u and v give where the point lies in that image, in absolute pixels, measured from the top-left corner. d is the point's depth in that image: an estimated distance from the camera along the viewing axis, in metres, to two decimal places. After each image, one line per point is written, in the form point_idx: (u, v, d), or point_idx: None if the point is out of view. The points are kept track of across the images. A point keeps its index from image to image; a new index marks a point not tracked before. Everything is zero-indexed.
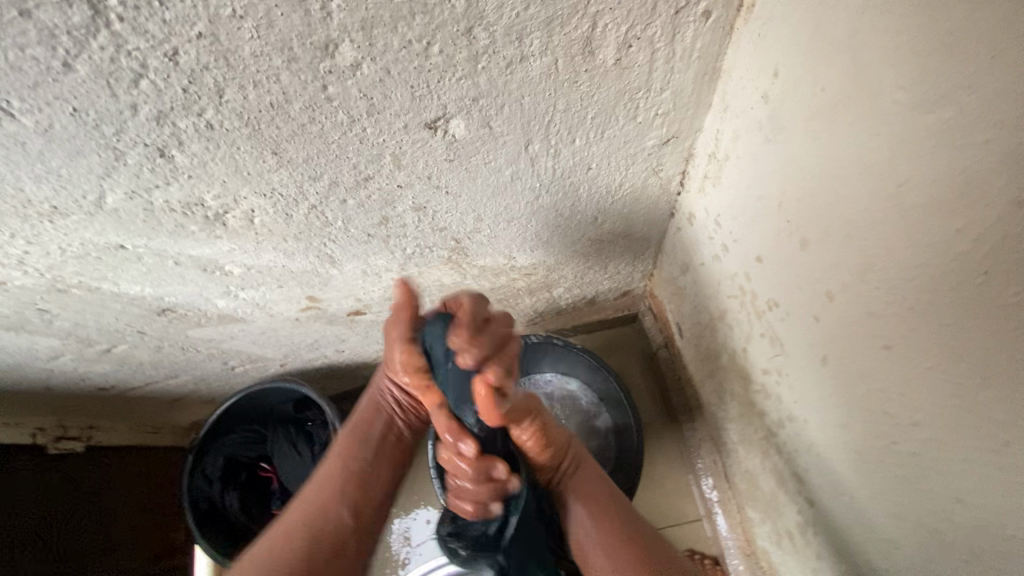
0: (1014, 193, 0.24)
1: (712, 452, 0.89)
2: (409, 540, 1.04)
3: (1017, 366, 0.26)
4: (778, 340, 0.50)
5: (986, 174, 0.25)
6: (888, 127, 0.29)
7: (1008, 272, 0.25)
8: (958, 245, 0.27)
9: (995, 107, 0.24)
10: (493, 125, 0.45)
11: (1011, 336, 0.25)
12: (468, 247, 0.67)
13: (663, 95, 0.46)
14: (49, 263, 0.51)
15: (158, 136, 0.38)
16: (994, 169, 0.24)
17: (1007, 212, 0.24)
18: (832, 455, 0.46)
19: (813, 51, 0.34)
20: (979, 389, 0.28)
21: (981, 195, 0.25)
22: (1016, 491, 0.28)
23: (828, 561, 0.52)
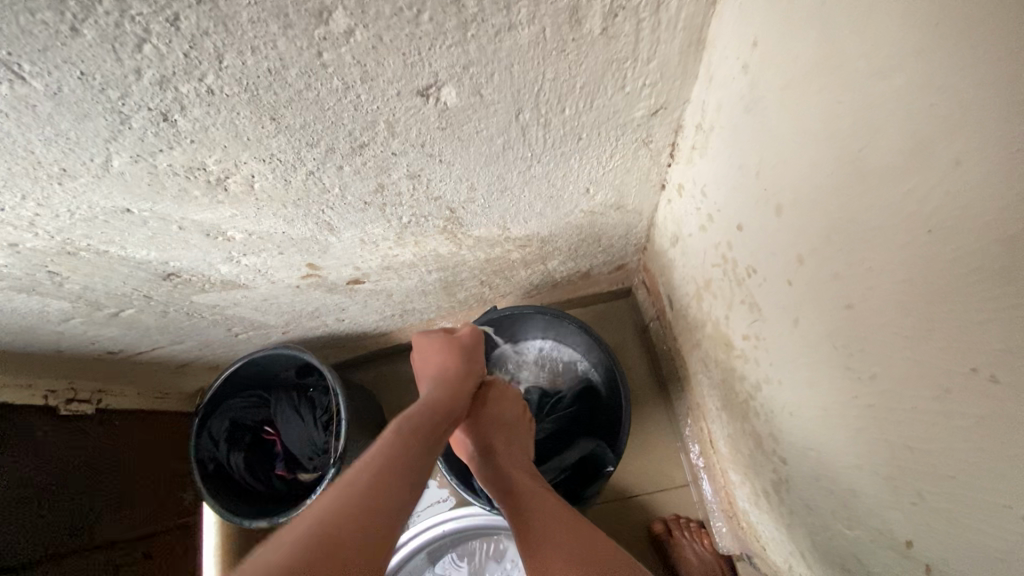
0: (957, 154, 0.25)
1: (699, 420, 0.93)
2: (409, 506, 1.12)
3: (957, 316, 0.28)
4: (756, 307, 0.52)
5: (934, 137, 0.26)
6: (852, 95, 0.31)
7: (950, 229, 0.27)
8: (910, 206, 0.29)
9: (941, 73, 0.25)
10: (484, 93, 0.46)
11: (952, 287, 0.28)
12: (462, 217, 0.69)
13: (650, 66, 0.48)
14: (59, 226, 0.53)
15: (161, 101, 0.40)
16: (941, 132, 0.26)
17: (951, 172, 0.26)
18: (802, 414, 0.48)
19: (787, 22, 0.35)
20: (926, 340, 0.30)
21: (929, 159, 0.27)
22: (955, 435, 0.30)
23: (798, 515, 0.55)
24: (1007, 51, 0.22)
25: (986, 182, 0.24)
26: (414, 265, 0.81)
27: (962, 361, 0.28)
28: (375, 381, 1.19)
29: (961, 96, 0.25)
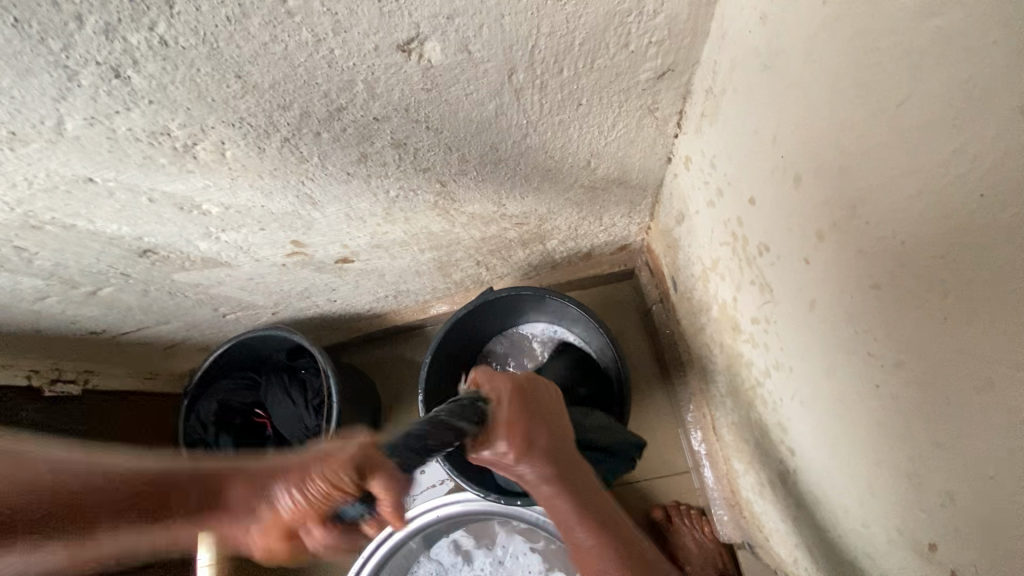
0: (1019, 105, 0.21)
1: (702, 406, 0.90)
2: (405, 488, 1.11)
3: (1006, 296, 0.24)
4: (767, 287, 0.48)
5: (990, 83, 0.22)
6: (890, 40, 0.27)
7: (1004, 194, 0.23)
8: (956, 168, 0.25)
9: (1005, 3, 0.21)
10: (472, 49, 0.42)
11: (1004, 262, 0.24)
12: (455, 192, 0.65)
13: (656, 21, 0.43)
14: (18, 196, 0.50)
15: (111, 54, 0.36)
16: (1001, 77, 0.22)
17: (1008, 126, 0.22)
18: (814, 402, 0.45)
19: None
20: (965, 325, 0.27)
21: (982, 112, 0.23)
22: (997, 431, 0.27)
23: (806, 509, 0.52)
24: None
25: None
26: (406, 244, 0.77)
27: (1011, 349, 0.24)
28: (370, 363, 1.16)
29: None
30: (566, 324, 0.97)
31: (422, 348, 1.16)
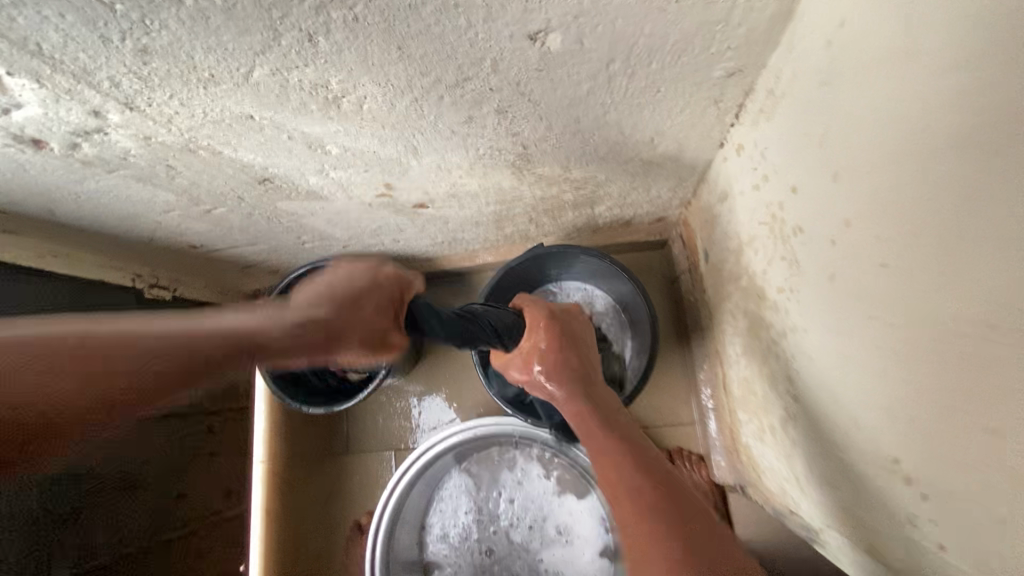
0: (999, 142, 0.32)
1: (715, 366, 1.02)
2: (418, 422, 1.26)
3: (977, 271, 0.35)
4: (795, 262, 0.59)
5: (985, 124, 0.33)
6: (928, 83, 0.37)
7: (986, 200, 0.34)
8: (956, 180, 0.36)
9: (1005, 71, 0.32)
10: (585, 42, 0.51)
11: (977, 246, 0.35)
12: (532, 155, 0.75)
13: (737, 31, 0.52)
14: (190, 124, 0.60)
15: (313, 24, 0.46)
16: (992, 121, 0.33)
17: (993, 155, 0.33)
18: (821, 357, 0.57)
19: (879, 8, 0.41)
20: (944, 293, 0.38)
21: (984, 146, 0.33)
22: (954, 369, 0.38)
23: (800, 444, 0.65)
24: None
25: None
26: (477, 196, 0.88)
27: (973, 309, 0.36)
28: None
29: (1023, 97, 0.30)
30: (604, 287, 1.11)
31: (465, 292, 1.28)
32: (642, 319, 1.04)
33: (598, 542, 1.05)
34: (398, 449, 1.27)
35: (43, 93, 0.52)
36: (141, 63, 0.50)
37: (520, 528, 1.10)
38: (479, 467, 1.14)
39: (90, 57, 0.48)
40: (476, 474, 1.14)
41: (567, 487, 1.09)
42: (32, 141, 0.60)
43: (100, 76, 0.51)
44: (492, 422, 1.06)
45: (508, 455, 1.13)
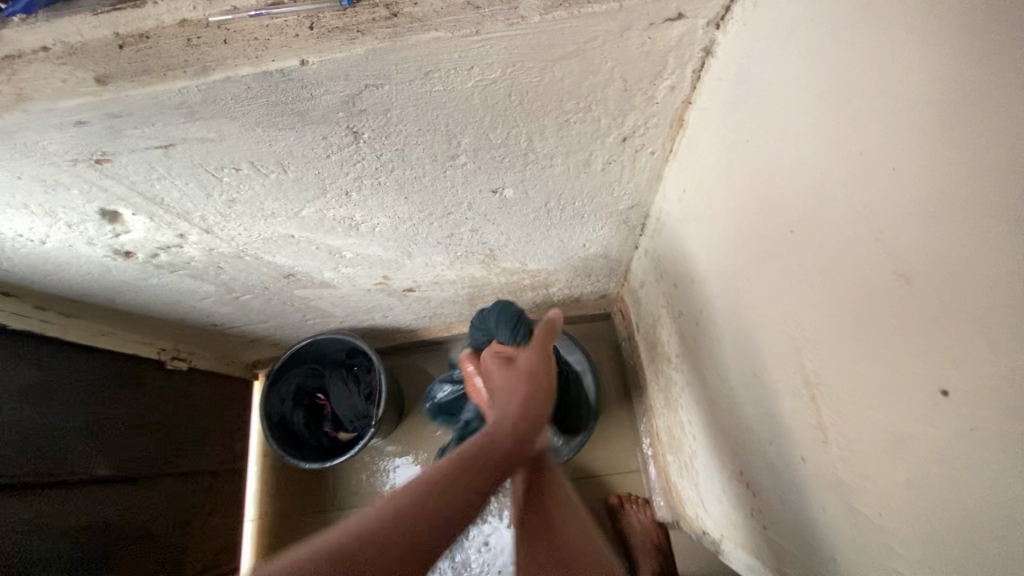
0: (740, 274, 0.59)
1: (652, 417, 1.23)
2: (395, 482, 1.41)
3: (744, 347, 0.60)
4: (685, 335, 0.84)
5: (736, 264, 0.59)
6: (717, 235, 0.64)
7: (741, 305, 0.59)
8: (732, 292, 0.62)
9: (736, 238, 0.58)
10: (529, 192, 0.78)
11: (742, 331, 0.60)
12: (497, 255, 1.00)
13: (629, 184, 0.80)
14: (245, 241, 0.83)
15: (350, 186, 0.71)
16: (737, 263, 0.59)
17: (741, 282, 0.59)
18: (704, 403, 0.80)
19: (695, 187, 0.68)
20: (738, 359, 0.63)
21: (739, 278, 0.59)
22: (747, 405, 0.63)
23: (704, 473, 0.86)
24: (747, 239, 0.55)
25: (754, 297, 0.56)
26: (454, 283, 1.12)
27: (747, 368, 0.61)
28: (400, 368, 1.48)
29: (745, 265, 0.57)
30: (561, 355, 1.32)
31: (443, 359, 1.48)
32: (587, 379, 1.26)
33: None
34: None
35: (149, 224, 0.74)
36: (227, 208, 0.73)
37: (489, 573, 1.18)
38: None
39: (192, 205, 0.71)
40: None
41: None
42: (124, 253, 0.81)
43: (194, 214, 0.73)
44: None
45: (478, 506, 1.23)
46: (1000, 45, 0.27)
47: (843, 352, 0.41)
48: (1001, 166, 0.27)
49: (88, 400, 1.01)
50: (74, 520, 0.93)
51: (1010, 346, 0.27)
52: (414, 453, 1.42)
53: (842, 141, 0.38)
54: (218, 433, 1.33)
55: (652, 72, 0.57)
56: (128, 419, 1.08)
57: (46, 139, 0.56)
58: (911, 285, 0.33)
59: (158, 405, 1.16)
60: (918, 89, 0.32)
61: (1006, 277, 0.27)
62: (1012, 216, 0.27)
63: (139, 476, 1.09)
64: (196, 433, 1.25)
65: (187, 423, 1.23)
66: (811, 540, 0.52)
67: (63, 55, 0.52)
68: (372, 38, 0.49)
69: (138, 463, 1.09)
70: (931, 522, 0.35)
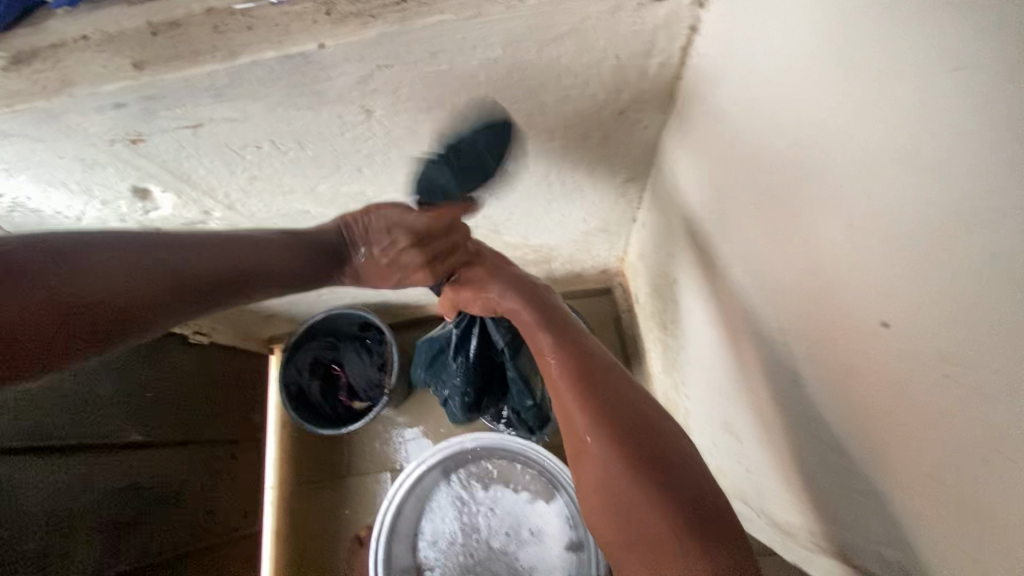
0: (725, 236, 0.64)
1: (652, 385, 1.29)
2: (406, 450, 1.48)
3: (732, 304, 0.65)
4: (681, 301, 0.89)
5: (723, 228, 0.64)
6: (706, 203, 0.69)
7: (728, 265, 0.64)
8: (720, 255, 0.67)
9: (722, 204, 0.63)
10: (530, 167, 0.83)
11: (730, 290, 0.65)
12: (500, 229, 1.05)
13: (625, 157, 0.84)
14: (265, 218, 0.89)
15: (363, 162, 0.76)
16: (724, 227, 0.64)
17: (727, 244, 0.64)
18: (698, 362, 0.85)
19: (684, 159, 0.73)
20: (727, 317, 0.68)
21: (724, 240, 0.64)
22: (735, 359, 0.68)
23: (698, 429, 0.92)
24: (731, 203, 0.60)
25: (738, 257, 0.60)
26: None
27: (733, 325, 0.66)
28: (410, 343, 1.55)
29: (730, 227, 0.62)
30: None
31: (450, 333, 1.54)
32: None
33: (564, 538, 1.19)
34: (394, 469, 1.47)
35: (177, 200, 0.80)
36: (248, 184, 0.78)
37: (498, 536, 1.24)
38: (463, 482, 1.30)
39: (216, 182, 0.76)
40: (459, 489, 1.29)
41: (539, 494, 1.25)
42: (153, 229, 0.86)
43: (219, 191, 0.79)
44: (469, 441, 1.23)
45: (487, 471, 1.29)
46: (906, 22, 0.32)
47: (808, 299, 0.46)
48: (913, 124, 0.32)
49: (125, 372, 1.09)
50: (113, 482, 1.02)
51: (930, 275, 0.32)
52: (425, 422, 1.49)
53: (801, 109, 0.43)
54: (238, 404, 1.40)
55: (642, 50, 0.61)
56: (159, 390, 1.16)
57: (87, 121, 0.61)
58: (859, 234, 0.38)
59: (183, 377, 1.23)
60: (858, 59, 0.36)
61: (925, 216, 0.32)
62: (925, 167, 0.32)
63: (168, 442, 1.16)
64: (217, 404, 1.33)
65: (209, 394, 1.30)
66: (789, 474, 0.57)
67: (102, 43, 0.57)
68: (385, 22, 0.54)
69: (165, 430, 1.16)
70: (879, 439, 0.40)
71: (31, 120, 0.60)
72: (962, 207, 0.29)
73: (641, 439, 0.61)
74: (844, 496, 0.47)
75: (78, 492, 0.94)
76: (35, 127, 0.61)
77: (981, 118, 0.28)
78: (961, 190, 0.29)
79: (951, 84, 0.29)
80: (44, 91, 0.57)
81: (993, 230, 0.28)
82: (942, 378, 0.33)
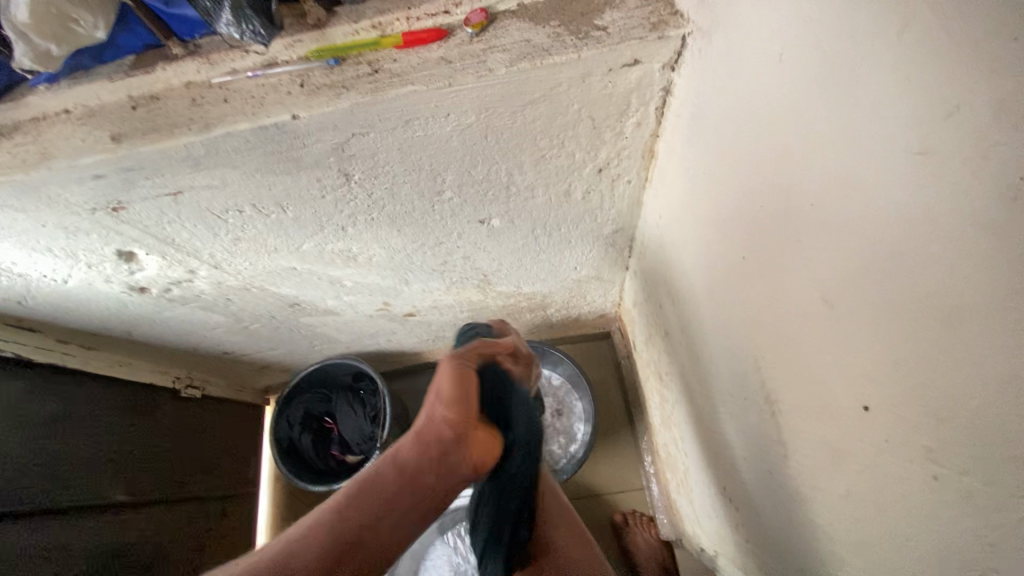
0: (707, 296, 0.62)
1: (651, 435, 1.25)
2: None
3: (718, 365, 0.63)
4: (672, 354, 0.87)
5: (704, 287, 0.63)
6: (689, 261, 0.67)
7: (712, 325, 0.62)
8: (704, 314, 0.65)
9: (703, 262, 0.61)
10: (515, 220, 0.82)
11: (715, 350, 0.63)
12: (491, 279, 1.03)
13: (611, 210, 0.83)
14: (250, 275, 0.88)
15: (345, 222, 0.76)
16: (705, 286, 0.62)
17: (709, 305, 0.62)
18: (691, 419, 0.82)
19: (666, 213, 0.72)
20: (714, 378, 0.65)
21: (708, 299, 0.62)
22: (724, 422, 0.65)
23: (696, 489, 0.88)
24: (711, 264, 0.59)
25: (721, 318, 0.58)
26: (452, 308, 1.15)
27: (721, 387, 0.63)
28: (406, 392, 1.52)
29: (711, 288, 0.60)
30: (556, 370, 1.35)
31: None
32: (587, 397, 1.28)
33: None
34: None
35: (162, 262, 0.80)
36: (232, 245, 0.78)
37: None
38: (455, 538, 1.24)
39: (199, 243, 0.76)
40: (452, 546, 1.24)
41: None
42: (139, 289, 0.86)
43: (203, 251, 0.79)
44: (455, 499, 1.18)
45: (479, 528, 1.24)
46: (863, 99, 0.31)
47: (791, 370, 0.44)
48: (876, 204, 0.30)
49: (111, 429, 1.07)
50: (95, 547, 0.98)
51: (904, 364, 0.30)
52: None
53: (772, 176, 0.42)
54: (229, 457, 1.37)
55: (618, 111, 0.61)
56: (149, 447, 1.14)
57: (67, 192, 0.62)
58: (838, 311, 0.36)
59: (172, 432, 1.21)
60: (821, 133, 0.35)
61: (893, 298, 0.30)
62: (887, 250, 0.30)
63: (156, 501, 1.13)
64: (208, 459, 1.30)
65: (199, 449, 1.27)
66: (780, 552, 0.54)
67: (83, 117, 0.58)
68: (356, 93, 0.54)
69: (154, 489, 1.13)
70: (866, 531, 0.37)
71: (12, 192, 0.60)
72: (926, 295, 0.28)
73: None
74: None
75: (76, 561, 0.95)
76: (16, 198, 0.62)
77: (945, 206, 0.26)
78: (930, 280, 0.27)
79: (914, 168, 0.27)
80: (24, 164, 0.58)
81: (963, 326, 0.26)
82: (928, 475, 0.30)
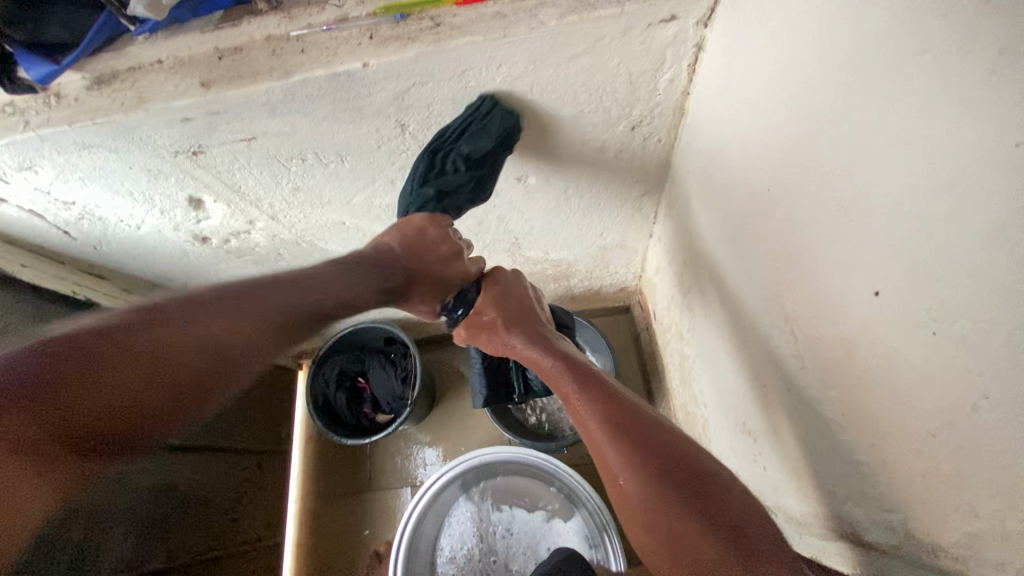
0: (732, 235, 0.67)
1: (670, 402, 1.30)
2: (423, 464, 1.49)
3: (741, 301, 0.68)
4: (694, 308, 0.92)
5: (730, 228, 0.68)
6: (715, 208, 0.73)
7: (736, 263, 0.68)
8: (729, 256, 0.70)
9: (730, 205, 0.67)
10: (549, 180, 0.88)
11: (738, 287, 0.68)
12: (521, 243, 1.10)
13: (640, 172, 0.89)
14: (301, 228, 0.95)
15: (395, 174, 0.83)
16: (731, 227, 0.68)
17: (735, 244, 0.67)
18: (713, 367, 0.87)
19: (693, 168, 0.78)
20: (737, 316, 0.71)
21: (734, 241, 0.67)
22: (746, 355, 0.70)
23: (716, 436, 0.93)
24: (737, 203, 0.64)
25: (746, 252, 0.64)
26: None
27: (743, 322, 0.69)
28: (433, 361, 1.59)
29: (736, 227, 0.66)
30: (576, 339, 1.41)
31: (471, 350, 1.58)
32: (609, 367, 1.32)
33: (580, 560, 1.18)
34: (413, 484, 1.49)
35: (226, 210, 0.87)
36: (291, 195, 0.85)
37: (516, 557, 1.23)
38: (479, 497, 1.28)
39: (262, 192, 0.84)
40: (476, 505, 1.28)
41: (556, 514, 1.24)
42: (202, 238, 0.94)
43: (264, 202, 0.86)
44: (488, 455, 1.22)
45: (505, 486, 1.28)
46: (874, 19, 0.36)
47: (810, 282, 0.49)
48: (886, 106, 0.36)
49: None
50: (152, 480, 1.06)
51: (909, 240, 0.36)
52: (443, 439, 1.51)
53: (795, 105, 0.47)
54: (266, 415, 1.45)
55: (653, 67, 0.67)
56: None
57: (157, 134, 0.69)
58: (853, 211, 0.41)
59: None
60: (838, 59, 0.41)
61: (900, 185, 0.36)
62: (896, 144, 0.36)
63: (202, 446, 1.21)
64: (246, 413, 1.37)
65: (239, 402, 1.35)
66: (799, 463, 0.59)
67: (174, 66, 0.65)
68: (421, 44, 0.61)
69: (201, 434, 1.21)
70: (877, 407, 0.42)
71: (110, 133, 0.68)
72: (929, 174, 0.33)
73: (685, 469, 0.56)
74: (850, 471, 0.48)
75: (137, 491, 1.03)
76: (112, 139, 0.69)
77: (942, 92, 0.31)
78: (935, 158, 0.32)
79: (919, 67, 0.33)
80: (122, 106, 0.65)
81: (961, 190, 0.31)
82: (928, 333, 0.35)
